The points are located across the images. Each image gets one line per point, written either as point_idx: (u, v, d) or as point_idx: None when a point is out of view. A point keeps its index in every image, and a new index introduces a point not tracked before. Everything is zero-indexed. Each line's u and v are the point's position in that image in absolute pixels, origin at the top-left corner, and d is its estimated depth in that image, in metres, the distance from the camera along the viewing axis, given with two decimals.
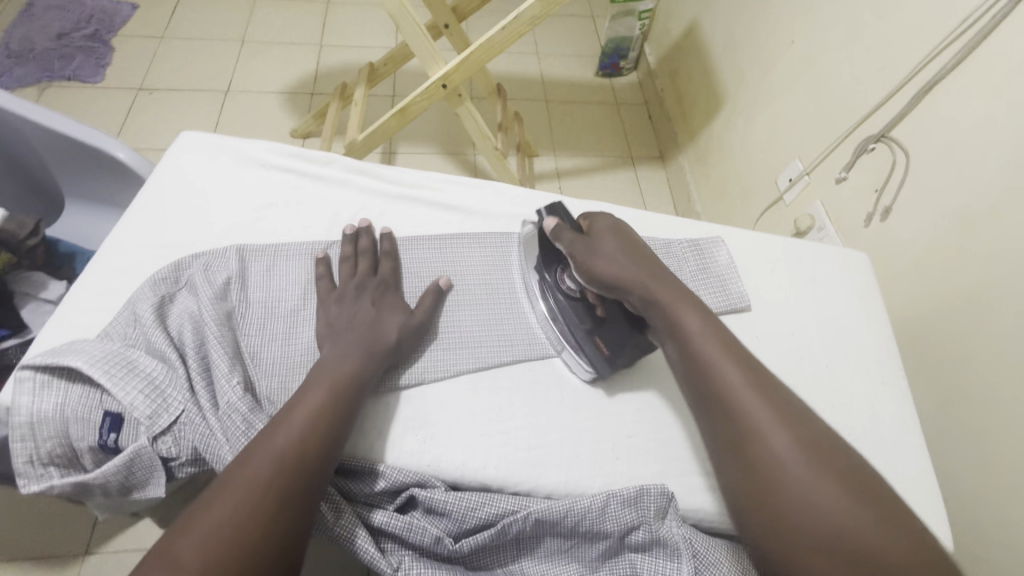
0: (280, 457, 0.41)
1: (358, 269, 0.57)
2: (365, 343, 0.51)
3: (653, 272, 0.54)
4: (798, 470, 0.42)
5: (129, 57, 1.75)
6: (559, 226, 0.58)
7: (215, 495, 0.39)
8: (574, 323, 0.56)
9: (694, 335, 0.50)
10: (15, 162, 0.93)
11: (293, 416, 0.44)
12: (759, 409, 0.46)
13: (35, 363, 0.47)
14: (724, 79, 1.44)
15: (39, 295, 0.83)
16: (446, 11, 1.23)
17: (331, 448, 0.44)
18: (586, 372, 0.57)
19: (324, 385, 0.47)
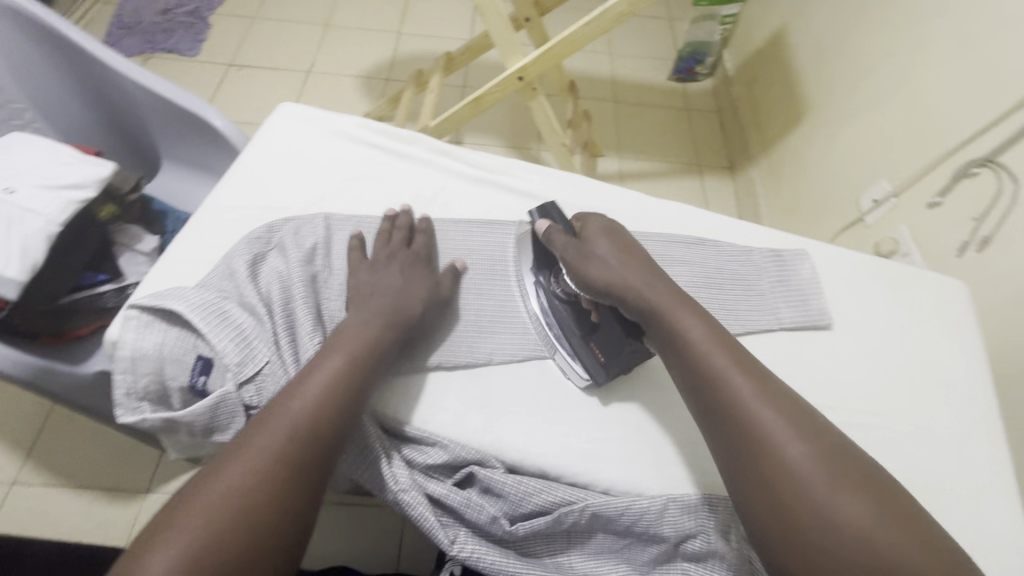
0: (286, 423, 0.43)
1: (395, 244, 0.57)
2: (388, 312, 0.51)
3: (651, 280, 0.53)
4: (821, 488, 0.40)
5: (222, 34, 1.86)
6: (551, 229, 0.57)
7: (224, 462, 0.41)
8: (570, 326, 0.55)
9: (699, 346, 0.48)
10: (123, 123, 1.00)
11: (307, 383, 0.45)
12: (774, 423, 0.43)
13: (141, 304, 0.51)
14: (808, 91, 1.38)
15: (134, 246, 0.89)
16: (529, 4, 1.24)
17: (350, 414, 0.46)
18: (581, 378, 0.55)
19: (340, 350, 0.48)
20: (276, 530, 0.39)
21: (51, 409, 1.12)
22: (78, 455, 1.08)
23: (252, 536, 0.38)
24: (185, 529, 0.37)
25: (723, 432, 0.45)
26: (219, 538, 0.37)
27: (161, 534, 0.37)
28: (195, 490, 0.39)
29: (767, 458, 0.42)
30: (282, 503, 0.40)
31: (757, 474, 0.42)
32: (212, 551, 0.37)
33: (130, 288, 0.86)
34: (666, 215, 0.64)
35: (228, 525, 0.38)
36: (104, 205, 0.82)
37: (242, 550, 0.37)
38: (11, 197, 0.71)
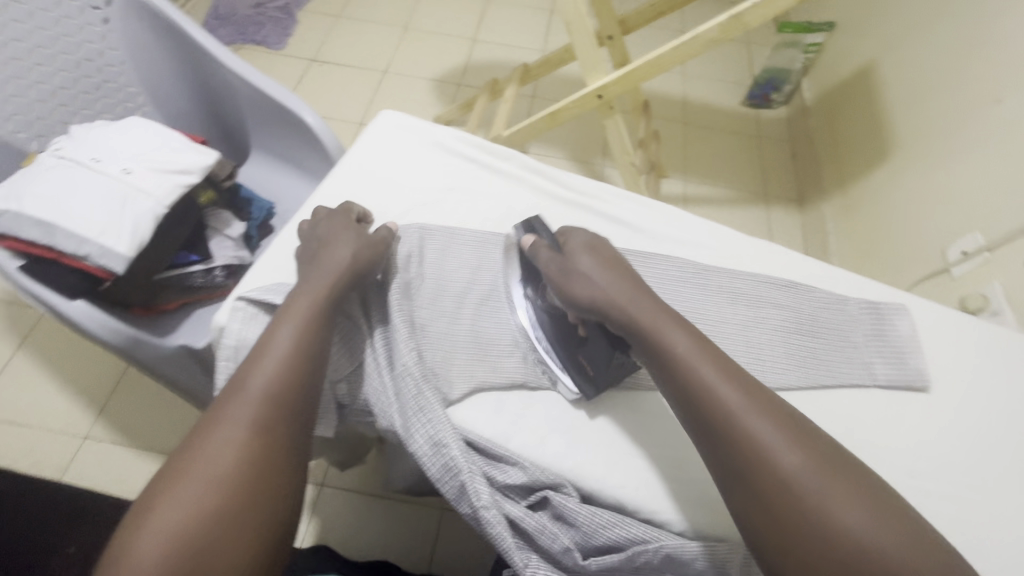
0: (258, 395, 0.46)
1: (348, 228, 0.56)
2: (326, 276, 0.53)
3: (633, 295, 0.51)
4: (815, 490, 0.41)
5: (308, 29, 1.94)
6: (536, 244, 0.58)
7: (197, 440, 0.44)
8: (556, 340, 0.56)
9: (682, 356, 0.47)
10: (220, 112, 1.06)
11: (261, 362, 0.47)
12: (763, 431, 0.43)
13: (249, 297, 0.55)
14: (897, 129, 1.32)
15: (224, 231, 0.93)
16: (613, 23, 1.24)
17: (305, 384, 0.48)
18: (570, 391, 0.55)
19: (294, 320, 0.50)
20: (267, 499, 0.43)
21: (124, 369, 1.20)
22: (145, 416, 1.15)
23: (246, 503, 0.42)
24: (180, 503, 0.41)
25: (711, 444, 0.44)
26: (212, 508, 0.41)
27: (153, 509, 0.40)
28: (178, 468, 0.42)
29: (756, 468, 0.42)
30: (255, 478, 0.43)
31: (746, 484, 0.42)
32: (206, 520, 0.40)
33: (217, 270, 0.91)
34: (756, 256, 0.63)
35: (219, 495, 0.41)
36: (204, 191, 0.88)
37: (238, 515, 0.41)
38: (127, 178, 0.77)
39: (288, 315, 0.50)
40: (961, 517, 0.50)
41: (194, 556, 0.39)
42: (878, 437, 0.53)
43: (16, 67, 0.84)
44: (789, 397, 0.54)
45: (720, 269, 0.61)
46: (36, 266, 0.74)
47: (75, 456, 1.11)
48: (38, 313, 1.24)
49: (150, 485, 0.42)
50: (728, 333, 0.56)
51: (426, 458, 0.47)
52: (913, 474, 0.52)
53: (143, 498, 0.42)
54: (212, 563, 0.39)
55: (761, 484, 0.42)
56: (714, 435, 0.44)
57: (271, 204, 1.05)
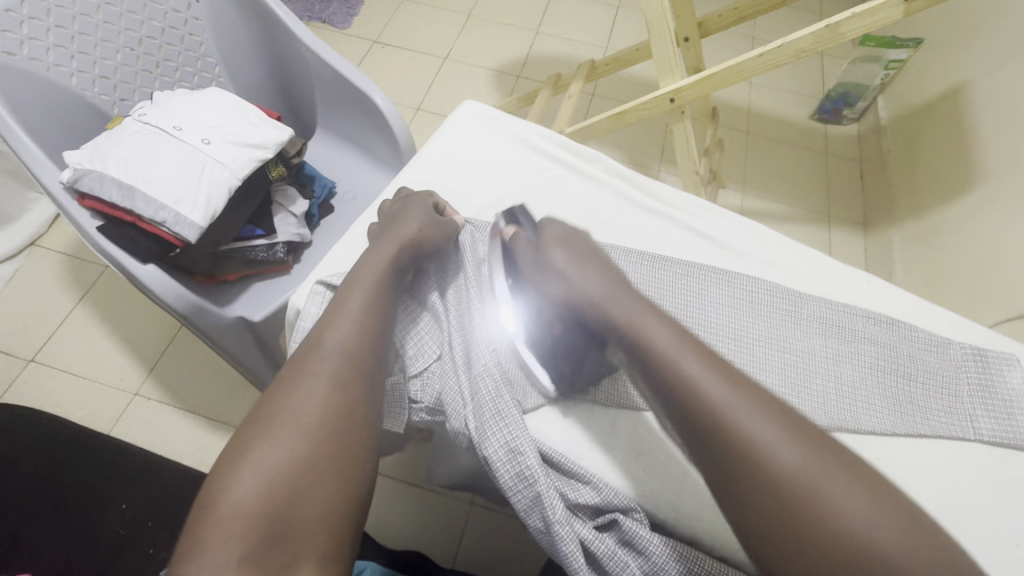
0: (338, 351, 0.48)
1: (421, 211, 0.57)
2: (402, 246, 0.55)
3: (610, 290, 0.50)
4: (814, 488, 0.39)
5: (373, 11, 1.94)
6: (517, 235, 0.57)
7: (283, 391, 0.46)
8: (537, 337, 0.53)
9: (663, 353, 0.45)
10: (290, 88, 1.06)
11: (337, 320, 0.50)
12: (756, 429, 0.41)
13: (327, 281, 0.56)
14: (985, 158, 1.24)
15: (289, 208, 0.93)
16: (692, 25, 1.20)
17: (376, 344, 0.50)
18: (546, 390, 0.52)
19: (365, 285, 0.52)
20: (351, 453, 0.45)
21: (175, 332, 1.23)
22: (192, 379, 1.18)
23: (332, 452, 0.44)
24: (273, 450, 0.43)
25: (704, 453, 0.42)
26: (302, 455, 0.43)
27: (247, 455, 0.42)
28: (266, 418, 0.44)
29: (749, 468, 0.40)
30: (338, 432, 0.45)
31: (737, 486, 0.40)
32: (298, 466, 0.43)
33: (279, 245, 0.91)
34: (850, 286, 0.59)
35: (308, 443, 0.44)
36: (275, 167, 0.88)
37: (327, 463, 0.44)
38: (206, 148, 0.78)
39: (359, 281, 0.52)
40: None
41: (286, 500, 0.41)
42: (978, 496, 0.49)
43: (106, 30, 0.86)
44: (883, 442, 0.51)
45: (814, 297, 0.57)
46: (112, 227, 0.75)
47: (125, 411, 1.14)
48: (102, 269, 1.29)
49: (240, 433, 0.44)
50: (822, 366, 0.53)
51: (500, 463, 0.47)
52: (1019, 542, 0.47)
53: (234, 445, 0.44)
54: (307, 509, 0.42)
55: (755, 492, 0.39)
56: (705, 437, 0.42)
57: (333, 184, 1.05)
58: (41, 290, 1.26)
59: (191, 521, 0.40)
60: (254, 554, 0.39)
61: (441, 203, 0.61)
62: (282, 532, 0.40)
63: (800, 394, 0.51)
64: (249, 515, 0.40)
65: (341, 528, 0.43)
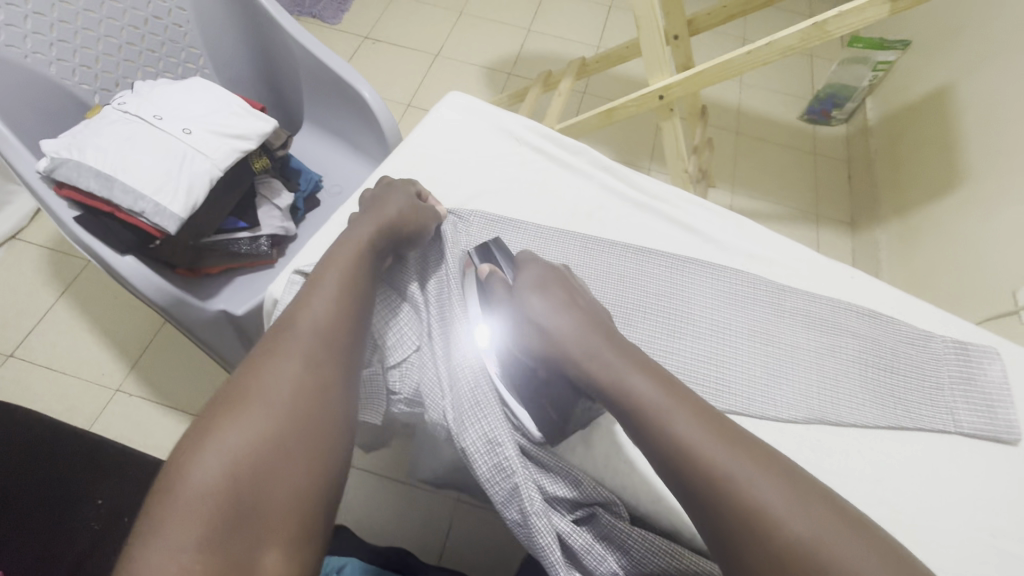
0: (311, 334, 0.47)
1: (401, 199, 0.56)
2: (380, 227, 0.54)
3: (593, 343, 0.48)
4: (831, 558, 0.37)
5: (364, 7, 1.93)
6: (493, 273, 0.54)
7: (252, 372, 0.45)
8: (519, 379, 0.50)
9: (658, 415, 0.43)
10: (277, 81, 1.05)
11: (311, 300, 0.49)
12: (766, 495, 0.40)
13: (305, 270, 0.55)
14: (966, 158, 1.25)
15: (273, 200, 0.92)
16: (682, 22, 1.20)
17: (352, 325, 0.50)
18: (531, 434, 0.49)
19: (341, 267, 0.51)
20: (321, 435, 0.44)
21: (158, 327, 1.21)
22: (174, 375, 1.16)
23: (302, 435, 0.44)
24: (239, 431, 0.42)
25: (710, 527, 0.40)
26: (270, 438, 0.43)
27: (212, 435, 0.42)
28: (234, 399, 0.44)
29: (754, 538, 0.39)
30: (310, 414, 0.44)
31: (748, 563, 0.39)
32: (265, 450, 0.42)
33: (263, 239, 0.90)
34: (833, 278, 0.59)
35: (277, 427, 0.43)
36: (258, 158, 0.88)
37: (296, 446, 0.43)
38: (187, 138, 0.77)
39: (335, 262, 0.51)
40: None
41: (253, 483, 0.41)
42: (956, 488, 0.49)
43: (87, 18, 0.84)
44: (863, 433, 0.50)
45: (796, 289, 0.57)
46: (90, 217, 0.74)
47: (105, 408, 1.12)
48: (83, 263, 1.26)
49: (206, 414, 0.44)
50: (803, 360, 0.53)
51: (478, 454, 0.46)
52: (994, 533, 0.47)
53: (199, 425, 0.43)
54: (276, 492, 0.41)
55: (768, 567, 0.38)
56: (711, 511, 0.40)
57: (318, 178, 1.04)
58: (21, 284, 1.24)
59: (152, 505, 0.40)
60: (214, 536, 0.38)
61: (424, 193, 0.60)
62: (244, 516, 0.40)
63: (782, 387, 0.51)
64: (211, 495, 0.40)
65: (310, 513, 0.42)
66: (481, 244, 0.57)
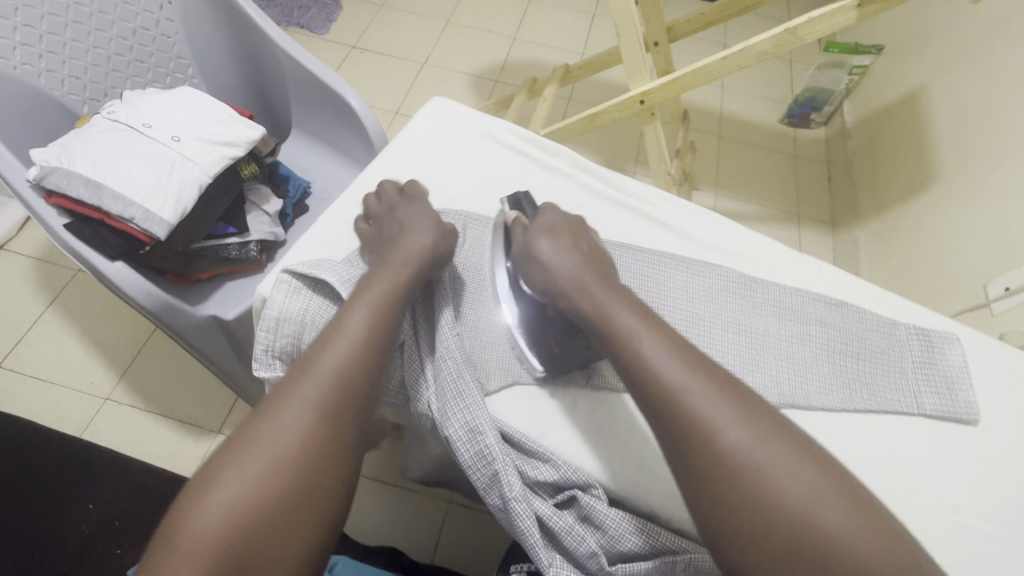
0: (325, 380, 0.46)
1: (424, 211, 0.59)
2: (412, 269, 0.53)
3: (582, 277, 0.51)
4: (760, 464, 0.40)
5: (351, 17, 1.95)
6: (518, 219, 0.58)
7: (267, 415, 0.45)
8: (531, 319, 0.56)
9: (629, 338, 0.46)
10: (265, 90, 1.07)
11: (334, 342, 0.48)
12: (713, 412, 0.42)
13: (292, 270, 0.55)
14: (938, 158, 1.29)
15: (263, 206, 0.94)
16: (660, 29, 1.23)
17: (371, 372, 0.48)
18: (535, 369, 0.54)
19: (368, 303, 0.50)
20: (326, 486, 0.44)
21: (149, 335, 1.21)
22: (165, 383, 1.16)
23: (307, 486, 0.43)
24: (246, 478, 0.42)
25: (661, 431, 0.43)
26: (275, 488, 0.42)
27: (220, 481, 0.42)
28: (245, 441, 0.43)
29: (698, 445, 0.41)
30: (318, 464, 0.44)
31: (689, 463, 0.42)
32: (268, 501, 0.41)
33: (252, 244, 0.91)
34: (803, 271, 0.61)
35: (282, 478, 0.42)
36: (247, 164, 0.89)
37: (300, 499, 0.42)
38: (176, 145, 0.78)
39: (364, 299, 0.50)
40: (1008, 561, 0.48)
41: (253, 536, 0.40)
42: (920, 468, 0.51)
43: (76, 30, 0.86)
44: (832, 418, 0.53)
45: (768, 281, 0.60)
46: (80, 224, 0.75)
47: (95, 417, 1.12)
48: (72, 273, 1.27)
49: (218, 453, 0.44)
50: (775, 349, 0.55)
51: (460, 442, 0.48)
52: (956, 508, 0.50)
53: (211, 464, 0.43)
54: (275, 546, 0.41)
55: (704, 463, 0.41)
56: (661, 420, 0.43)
57: (307, 184, 1.06)
58: (9, 294, 1.24)
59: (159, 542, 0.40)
60: None
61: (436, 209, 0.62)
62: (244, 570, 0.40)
63: (753, 374, 0.54)
64: (212, 546, 0.39)
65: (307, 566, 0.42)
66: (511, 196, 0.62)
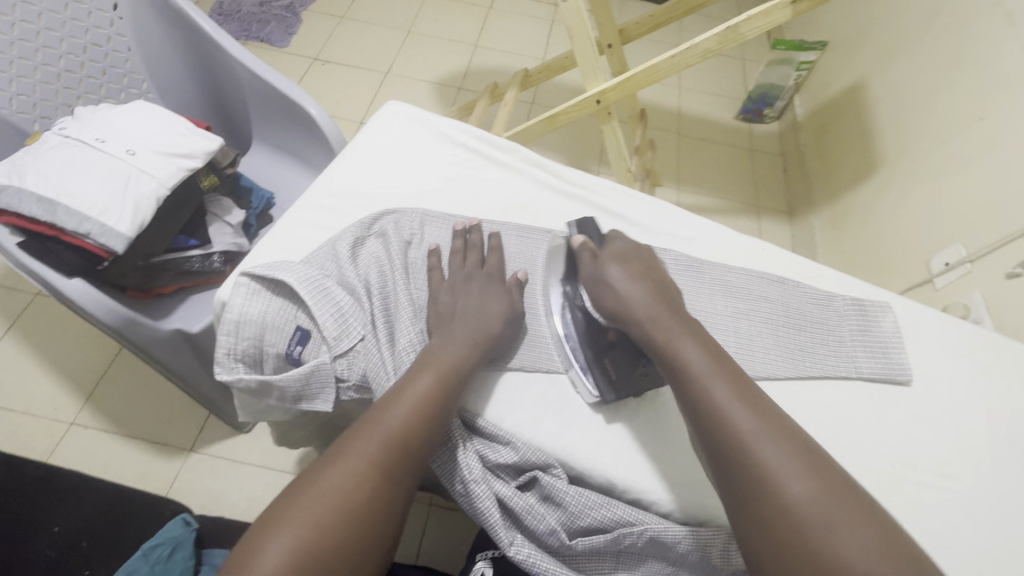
0: (392, 437, 0.45)
1: (497, 291, 0.58)
2: (475, 335, 0.53)
3: (656, 311, 0.51)
4: (818, 521, 0.38)
5: (312, 29, 1.96)
6: (584, 243, 0.57)
7: (331, 462, 0.44)
8: (586, 339, 0.55)
9: (699, 377, 0.46)
10: (224, 103, 1.07)
11: (402, 398, 0.47)
12: (775, 458, 0.41)
13: (252, 273, 0.55)
14: (882, 145, 1.36)
15: (225, 218, 0.94)
16: (613, 32, 1.27)
17: (434, 432, 0.47)
18: (591, 394, 0.55)
19: (437, 367, 0.50)
20: (369, 545, 0.42)
21: (115, 355, 1.19)
22: (133, 403, 1.14)
23: (356, 540, 0.41)
24: (296, 529, 0.39)
25: (723, 479, 0.43)
26: (327, 538, 0.40)
27: (275, 530, 0.39)
28: (304, 486, 0.42)
29: (760, 495, 0.40)
30: (372, 523, 0.42)
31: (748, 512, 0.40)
32: (318, 550, 0.39)
33: (215, 256, 0.91)
34: (748, 252, 0.65)
35: (335, 528, 0.40)
36: (206, 176, 0.89)
37: (347, 552, 0.40)
38: (132, 158, 0.78)
39: (432, 359, 0.50)
40: (939, 507, 0.52)
41: None
42: (859, 429, 0.55)
43: (23, 48, 0.84)
44: (778, 387, 0.56)
45: (714, 263, 0.63)
46: (33, 241, 0.74)
47: (60, 441, 1.09)
48: (31, 296, 1.24)
49: (281, 497, 0.42)
50: (722, 325, 0.58)
51: None
52: (893, 463, 0.54)
53: (271, 507, 0.41)
54: None
55: (762, 513, 0.40)
56: (727, 468, 0.42)
57: (271, 195, 1.06)
58: None
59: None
60: None
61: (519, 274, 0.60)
62: None
63: None
64: None
65: None
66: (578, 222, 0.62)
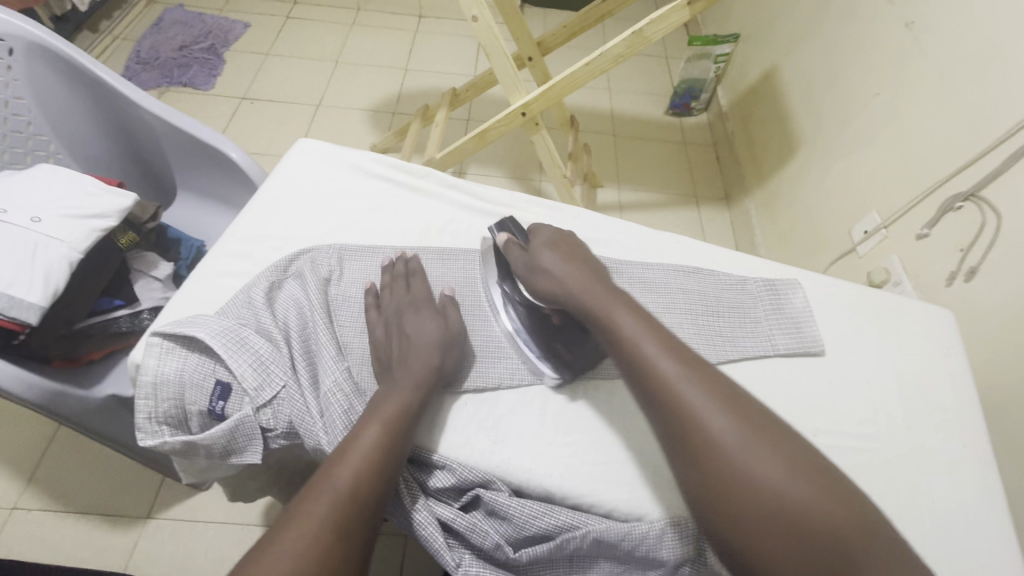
0: (342, 497, 0.43)
1: (429, 312, 0.58)
2: (415, 373, 0.53)
3: (590, 283, 0.55)
4: (745, 455, 0.41)
5: (237, 70, 1.93)
6: (510, 241, 0.62)
7: (281, 530, 0.41)
8: (530, 327, 0.60)
9: (630, 337, 0.49)
10: (144, 156, 1.05)
11: (351, 456, 0.46)
12: (698, 400, 0.44)
13: (163, 331, 0.54)
14: (799, 127, 1.43)
15: (151, 273, 0.91)
16: (531, 44, 1.30)
17: (383, 491, 0.46)
18: (549, 377, 0.59)
19: (383, 419, 0.49)
20: None
21: (56, 430, 1.13)
22: (80, 477, 1.09)
23: None
24: None
25: (659, 427, 0.45)
26: None
27: None
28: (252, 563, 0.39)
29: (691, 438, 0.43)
30: None
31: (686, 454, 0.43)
32: None
33: (144, 313, 0.88)
34: (664, 247, 0.69)
35: None
36: (124, 234, 0.86)
37: None
38: (37, 225, 0.74)
39: (375, 409, 0.49)
40: (861, 469, 0.55)
41: None
42: (782, 405, 0.58)
43: None
44: None
45: (630, 262, 0.65)
46: None
47: None
48: None
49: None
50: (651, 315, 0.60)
51: None
52: (817, 434, 0.56)
53: None
54: None
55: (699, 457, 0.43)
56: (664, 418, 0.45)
57: (202, 243, 1.04)
58: None
59: None
60: None
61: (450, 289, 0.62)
62: None
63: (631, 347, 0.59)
64: None
65: None
66: (499, 222, 0.65)
